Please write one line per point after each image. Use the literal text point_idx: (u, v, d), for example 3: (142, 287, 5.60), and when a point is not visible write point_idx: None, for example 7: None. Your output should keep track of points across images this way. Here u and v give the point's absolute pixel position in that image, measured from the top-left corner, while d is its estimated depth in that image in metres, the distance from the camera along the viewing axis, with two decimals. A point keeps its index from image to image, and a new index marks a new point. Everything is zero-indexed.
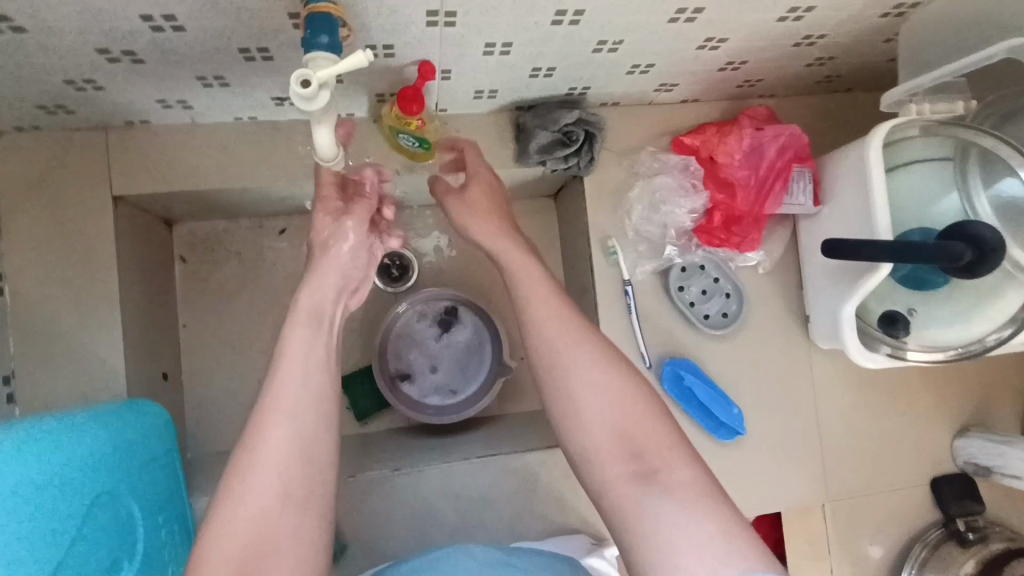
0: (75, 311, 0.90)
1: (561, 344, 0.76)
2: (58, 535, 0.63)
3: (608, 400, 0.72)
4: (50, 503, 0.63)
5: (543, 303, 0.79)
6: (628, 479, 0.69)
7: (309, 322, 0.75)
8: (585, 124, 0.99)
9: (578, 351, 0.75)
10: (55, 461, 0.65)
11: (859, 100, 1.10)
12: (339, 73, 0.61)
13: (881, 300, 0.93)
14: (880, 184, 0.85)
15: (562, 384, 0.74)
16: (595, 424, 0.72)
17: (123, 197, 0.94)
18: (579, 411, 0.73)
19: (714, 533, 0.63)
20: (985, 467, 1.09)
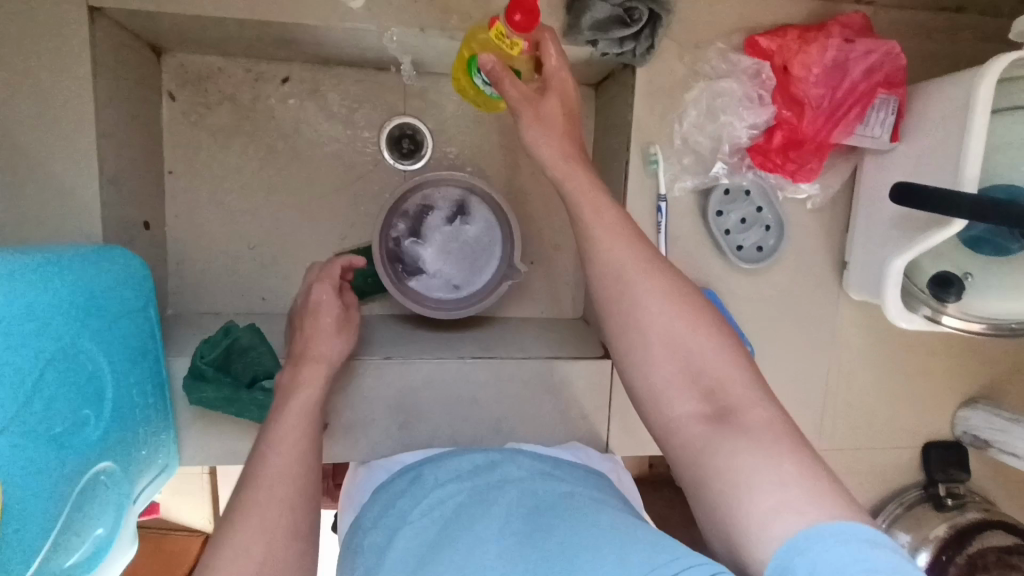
0: (46, 137, 0.79)
1: (636, 284, 0.66)
2: (17, 383, 0.57)
3: (669, 325, 0.64)
4: (8, 349, 0.56)
5: (626, 245, 0.68)
6: (704, 435, 0.60)
7: None
8: (651, 2, 0.84)
9: (651, 300, 0.65)
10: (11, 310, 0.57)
11: (966, 23, 0.95)
12: None
13: (937, 259, 0.85)
14: (983, 125, 0.74)
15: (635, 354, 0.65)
16: (670, 374, 0.64)
17: (102, 9, 0.79)
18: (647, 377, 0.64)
19: (803, 476, 0.54)
20: (982, 440, 1.05)
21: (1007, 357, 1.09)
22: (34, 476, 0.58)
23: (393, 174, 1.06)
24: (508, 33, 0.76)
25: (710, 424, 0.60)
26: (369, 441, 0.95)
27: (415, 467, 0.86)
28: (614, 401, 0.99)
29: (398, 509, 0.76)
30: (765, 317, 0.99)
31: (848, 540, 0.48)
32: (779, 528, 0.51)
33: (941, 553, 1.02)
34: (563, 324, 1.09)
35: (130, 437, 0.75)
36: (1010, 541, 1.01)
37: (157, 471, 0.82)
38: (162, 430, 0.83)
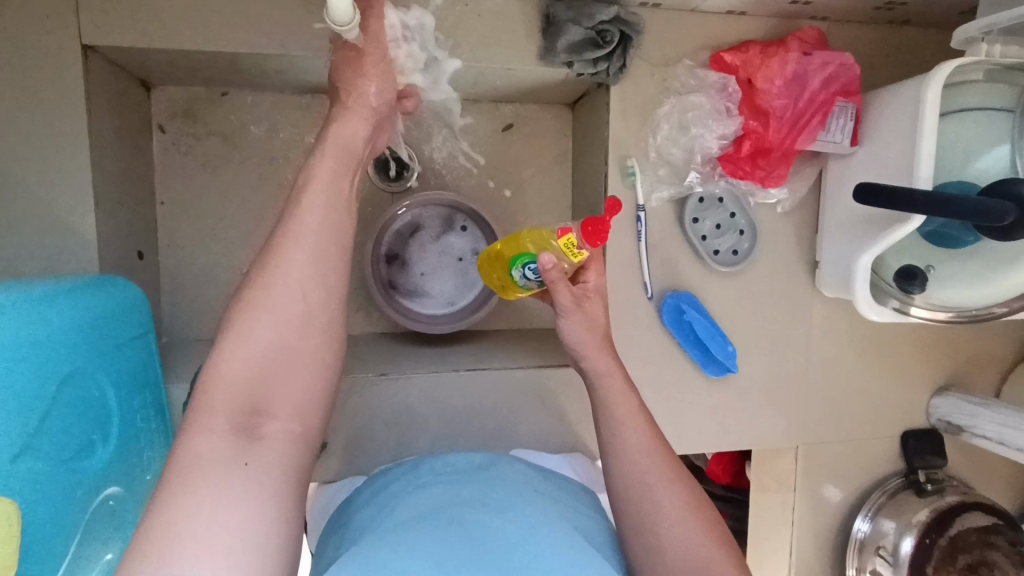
0: (44, 171, 0.81)
1: (643, 449, 0.82)
2: (28, 407, 0.58)
3: (648, 466, 0.80)
4: (18, 374, 0.58)
5: (638, 431, 0.83)
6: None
7: (304, 216, 0.68)
8: (622, 24, 0.90)
9: (653, 464, 0.80)
10: (22, 334, 0.59)
11: (913, 34, 1.02)
12: None
13: (900, 254, 0.89)
14: (933, 128, 0.80)
15: (653, 490, 0.79)
16: (670, 515, 0.77)
17: (95, 47, 0.82)
18: (656, 516, 0.77)
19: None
20: (957, 425, 1.10)
21: (975, 347, 1.15)
22: (45, 498, 0.59)
23: (380, 194, 1.09)
24: (579, 246, 0.86)
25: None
26: (368, 455, 0.97)
27: (396, 467, 0.90)
28: None
29: (392, 490, 0.83)
30: (744, 318, 1.04)
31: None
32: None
33: (925, 536, 1.04)
34: (553, 334, 1.13)
35: (135, 462, 0.76)
36: (987, 520, 1.05)
37: None
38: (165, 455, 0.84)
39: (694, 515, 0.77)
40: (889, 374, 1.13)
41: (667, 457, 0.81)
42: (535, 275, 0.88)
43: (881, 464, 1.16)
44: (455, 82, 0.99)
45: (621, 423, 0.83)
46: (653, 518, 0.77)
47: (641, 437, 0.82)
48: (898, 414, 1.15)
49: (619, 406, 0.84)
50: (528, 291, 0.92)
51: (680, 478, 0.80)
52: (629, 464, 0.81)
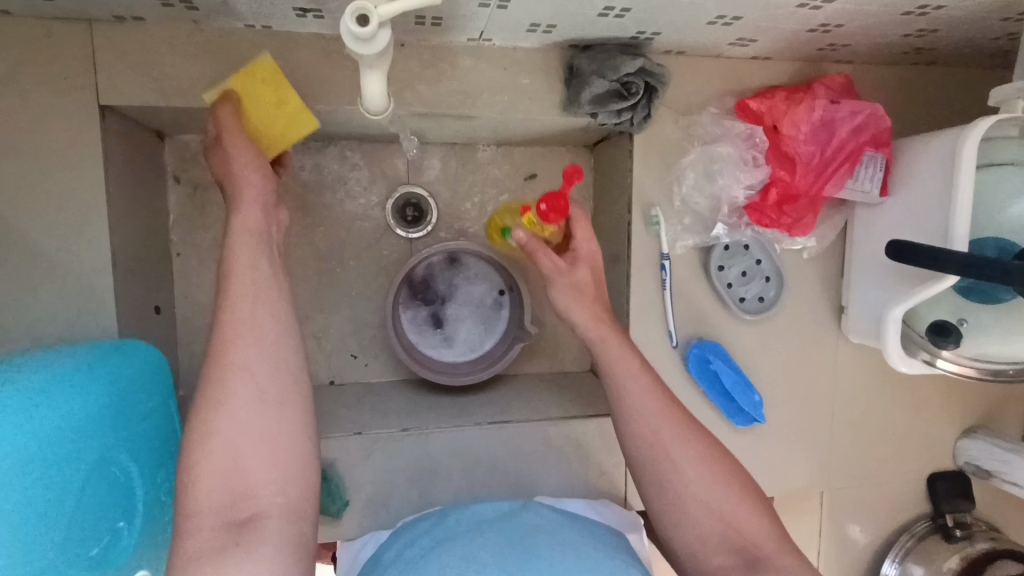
0: (62, 234, 0.79)
1: (682, 448, 0.76)
2: (47, 504, 0.56)
3: (694, 473, 0.74)
4: (37, 471, 0.56)
5: (644, 399, 0.78)
6: (732, 567, 0.69)
7: None
8: (646, 75, 0.88)
9: (683, 456, 0.75)
10: (45, 423, 0.57)
11: (939, 76, 1.00)
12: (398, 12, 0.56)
13: (932, 307, 0.88)
14: (970, 185, 0.78)
15: (678, 457, 0.75)
16: (697, 489, 0.73)
17: (112, 105, 0.81)
18: (682, 493, 0.74)
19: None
20: (986, 469, 1.08)
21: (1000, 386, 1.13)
22: None
23: (398, 241, 1.08)
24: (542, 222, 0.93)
25: (737, 563, 0.69)
26: (390, 512, 0.95)
27: (418, 523, 0.88)
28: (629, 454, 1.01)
29: (420, 545, 0.81)
30: (771, 365, 1.02)
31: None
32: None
33: None
34: (574, 378, 1.11)
35: (157, 539, 0.74)
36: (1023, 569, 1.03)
37: None
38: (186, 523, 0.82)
39: (722, 481, 0.74)
40: (915, 416, 1.11)
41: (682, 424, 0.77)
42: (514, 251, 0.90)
43: (908, 506, 1.14)
44: (476, 129, 0.97)
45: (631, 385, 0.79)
46: (678, 495, 0.74)
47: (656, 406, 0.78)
48: (925, 457, 1.13)
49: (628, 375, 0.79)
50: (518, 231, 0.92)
51: (697, 443, 0.76)
52: (648, 447, 0.76)
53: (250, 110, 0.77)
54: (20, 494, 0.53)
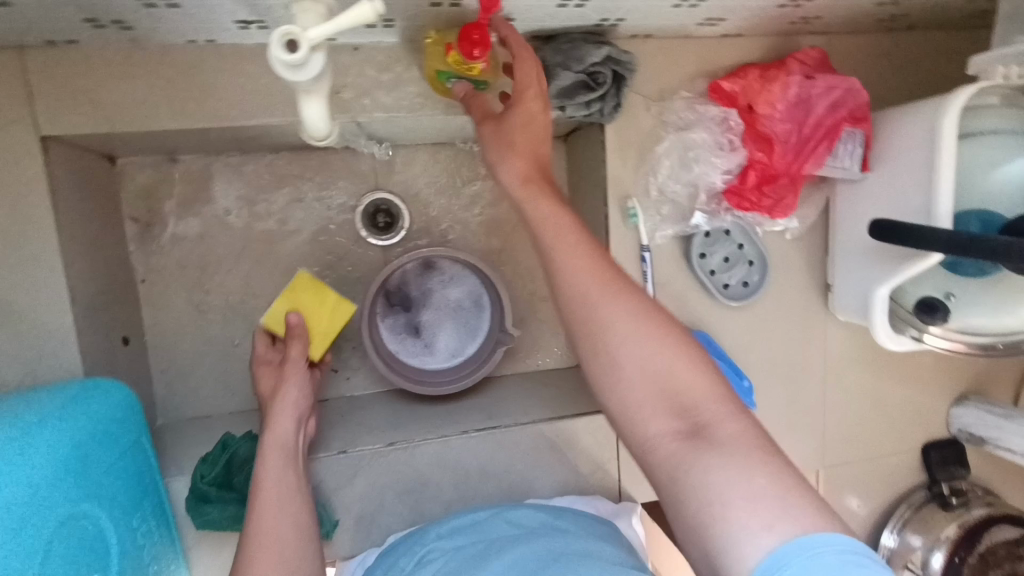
0: (16, 276, 0.76)
1: (637, 346, 0.60)
2: (32, 560, 0.55)
3: (650, 364, 0.59)
4: (19, 530, 0.54)
5: (576, 255, 0.63)
6: (676, 445, 0.56)
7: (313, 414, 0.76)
8: (614, 64, 0.84)
9: (643, 349, 0.60)
10: (17, 483, 0.55)
11: (914, 42, 0.97)
12: (334, 29, 0.51)
13: (918, 283, 0.86)
14: (950, 160, 0.75)
15: (609, 336, 0.60)
16: (628, 364, 0.60)
17: (54, 136, 0.76)
18: (616, 371, 0.60)
19: (776, 493, 0.51)
20: (979, 437, 1.08)
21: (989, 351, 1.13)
22: None
23: (371, 249, 1.05)
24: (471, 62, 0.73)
25: (685, 435, 0.57)
26: (382, 527, 0.93)
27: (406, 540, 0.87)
28: (621, 449, 1.00)
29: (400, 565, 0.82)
30: (759, 349, 1.01)
31: (826, 553, 0.47)
32: (750, 544, 0.49)
33: (955, 555, 1.04)
34: (561, 375, 1.09)
35: None
36: (1016, 533, 1.05)
37: None
38: (171, 558, 0.81)
39: (669, 351, 0.60)
40: (906, 387, 1.11)
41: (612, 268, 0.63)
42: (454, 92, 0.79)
43: (904, 477, 1.14)
44: (441, 130, 0.94)
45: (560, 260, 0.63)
46: (612, 378, 0.60)
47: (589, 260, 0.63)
48: (918, 427, 1.13)
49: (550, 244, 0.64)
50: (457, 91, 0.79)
51: (629, 295, 0.62)
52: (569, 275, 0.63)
53: (311, 324, 0.90)
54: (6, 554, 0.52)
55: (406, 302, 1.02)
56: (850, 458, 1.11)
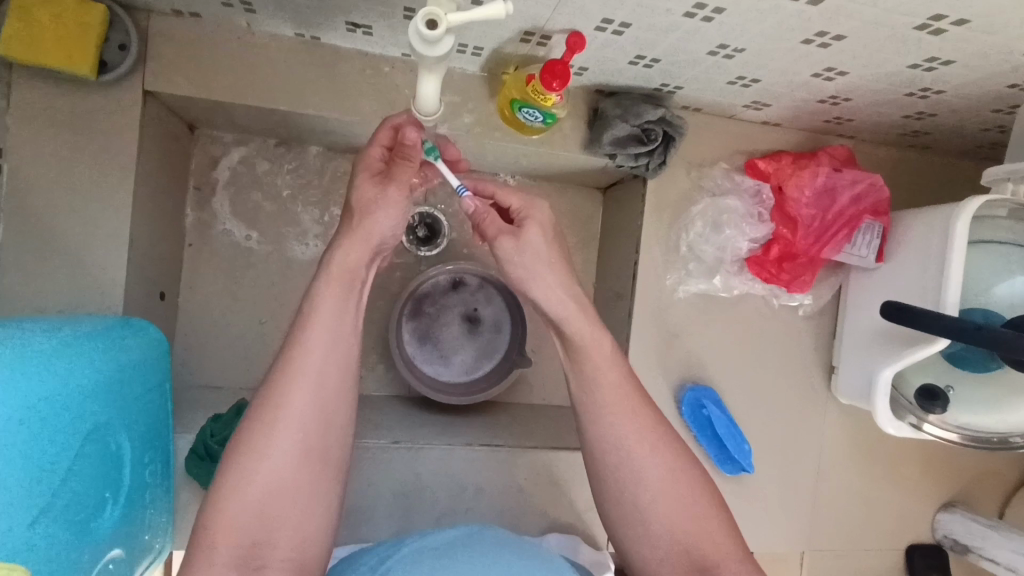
0: (88, 214, 0.81)
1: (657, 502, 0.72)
2: (53, 459, 0.57)
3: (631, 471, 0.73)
4: (50, 428, 0.56)
5: (604, 401, 0.75)
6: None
7: (323, 359, 0.68)
8: (666, 125, 0.93)
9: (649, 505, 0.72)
10: (52, 386, 0.57)
11: (931, 158, 1.07)
12: (472, 19, 0.57)
13: (921, 372, 0.91)
14: (960, 259, 0.83)
15: (636, 497, 0.73)
16: (288, 532, 0.64)
17: (155, 92, 0.84)
18: (248, 481, 0.63)
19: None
20: (963, 544, 1.08)
21: (980, 465, 1.15)
22: (51, 563, 0.56)
23: (407, 256, 1.10)
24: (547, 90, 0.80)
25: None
26: (369, 526, 0.93)
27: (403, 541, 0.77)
28: None
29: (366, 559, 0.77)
30: (758, 415, 1.04)
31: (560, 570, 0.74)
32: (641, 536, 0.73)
33: None
34: (564, 412, 1.12)
35: (138, 521, 0.73)
36: None
37: (154, 555, 0.78)
38: (165, 506, 0.80)
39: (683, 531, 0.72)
40: (896, 485, 1.12)
41: (344, 322, 0.69)
42: (538, 118, 0.86)
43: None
44: (497, 159, 1.03)
45: (586, 411, 0.75)
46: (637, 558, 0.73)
47: (333, 337, 0.69)
48: (904, 528, 1.13)
49: (597, 409, 0.75)
50: (538, 129, 0.90)
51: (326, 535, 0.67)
52: (257, 419, 0.65)
53: None
54: (24, 443, 0.53)
55: (444, 319, 1.08)
56: (836, 546, 1.10)
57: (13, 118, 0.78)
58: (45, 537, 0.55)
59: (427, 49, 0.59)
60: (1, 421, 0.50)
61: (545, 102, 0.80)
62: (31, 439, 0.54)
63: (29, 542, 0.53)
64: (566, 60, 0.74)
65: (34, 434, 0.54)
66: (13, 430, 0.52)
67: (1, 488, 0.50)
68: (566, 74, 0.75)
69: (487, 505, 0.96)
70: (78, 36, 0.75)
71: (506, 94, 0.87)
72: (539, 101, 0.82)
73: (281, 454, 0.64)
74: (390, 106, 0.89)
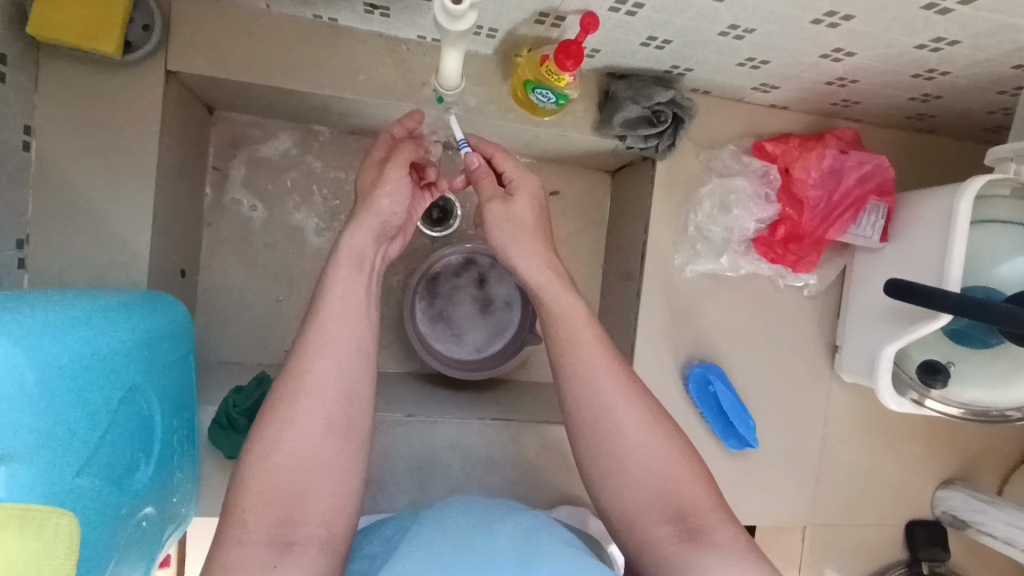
0: (113, 191, 0.84)
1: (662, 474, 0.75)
2: (91, 420, 0.59)
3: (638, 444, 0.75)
4: (88, 391, 0.59)
5: (615, 373, 0.77)
6: None
7: (346, 329, 0.72)
8: (676, 107, 0.94)
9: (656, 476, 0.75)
10: (90, 351, 0.59)
11: (936, 141, 1.09)
12: None
13: (924, 348, 0.93)
14: (963, 237, 0.84)
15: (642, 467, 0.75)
16: (322, 497, 0.66)
17: (176, 73, 0.86)
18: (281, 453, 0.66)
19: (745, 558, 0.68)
20: (962, 519, 1.10)
21: (980, 443, 1.17)
22: (92, 518, 0.59)
23: (420, 237, 1.12)
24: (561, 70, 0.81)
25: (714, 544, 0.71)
26: (384, 497, 0.96)
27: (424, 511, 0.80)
28: None
29: (390, 526, 0.80)
30: (763, 393, 1.07)
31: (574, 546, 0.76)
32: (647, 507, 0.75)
33: None
34: None
35: (167, 486, 0.75)
36: None
37: (180, 522, 0.81)
38: (191, 474, 0.83)
39: None
40: (897, 462, 1.14)
41: (365, 292, 0.73)
42: (550, 98, 0.88)
43: (884, 551, 1.16)
44: (509, 140, 1.04)
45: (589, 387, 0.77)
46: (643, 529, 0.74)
47: (354, 318, 0.73)
48: (904, 504, 1.15)
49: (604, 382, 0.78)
50: (551, 111, 0.92)
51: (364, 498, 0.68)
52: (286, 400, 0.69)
53: None
54: (67, 402, 0.56)
55: (457, 298, 1.10)
56: (838, 521, 1.13)
57: (39, 98, 0.80)
58: (86, 493, 0.58)
59: (451, 23, 0.63)
60: (44, 379, 0.53)
61: (558, 82, 0.82)
62: (71, 400, 0.56)
63: (71, 498, 0.56)
64: (580, 40, 0.76)
65: (74, 394, 0.57)
66: (54, 389, 0.54)
67: (44, 443, 0.53)
68: (580, 54, 0.77)
69: (498, 478, 0.99)
70: (109, 16, 0.77)
71: (519, 75, 0.89)
72: (552, 81, 0.83)
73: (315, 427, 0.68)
74: (406, 86, 0.91)
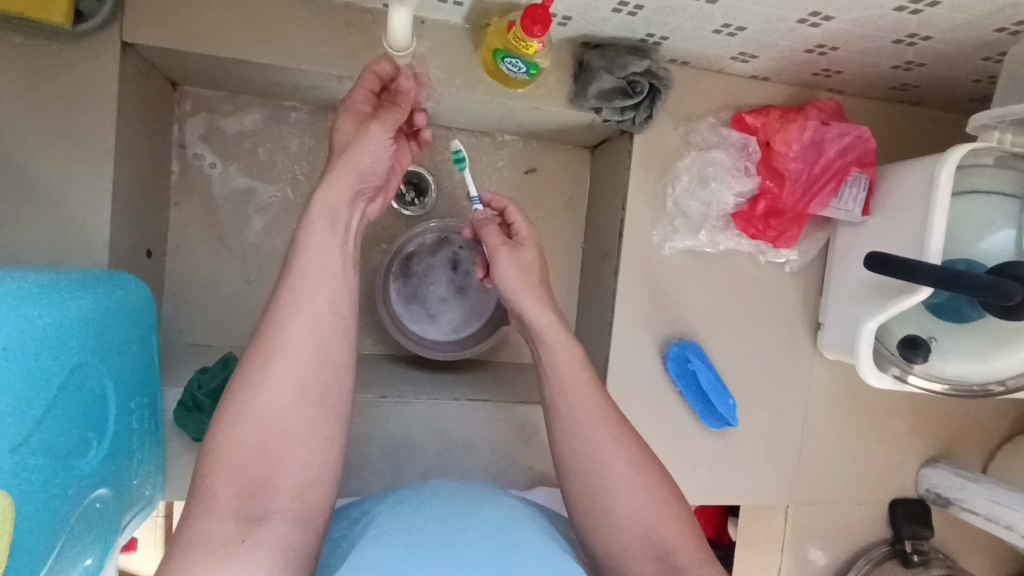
0: (69, 168, 0.81)
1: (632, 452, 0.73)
2: (36, 398, 0.57)
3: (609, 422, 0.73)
4: (33, 369, 0.57)
5: None
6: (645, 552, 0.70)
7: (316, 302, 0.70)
8: (652, 77, 0.92)
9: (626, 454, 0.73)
10: (35, 327, 0.57)
11: (921, 112, 1.06)
12: None
13: (905, 323, 0.91)
14: (944, 208, 0.82)
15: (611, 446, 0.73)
16: (286, 477, 0.64)
17: (133, 45, 0.83)
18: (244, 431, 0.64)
19: None
20: (945, 497, 1.09)
21: (964, 420, 1.16)
22: (38, 499, 0.58)
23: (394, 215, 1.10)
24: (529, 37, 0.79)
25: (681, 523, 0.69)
26: (356, 479, 0.95)
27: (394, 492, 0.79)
28: None
29: (360, 508, 0.79)
30: (743, 371, 1.05)
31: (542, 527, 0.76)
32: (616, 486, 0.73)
33: None
34: None
35: (125, 467, 0.74)
36: None
37: (142, 504, 0.80)
38: (154, 456, 0.81)
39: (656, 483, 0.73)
40: (880, 440, 1.13)
41: (326, 269, 0.71)
42: (520, 68, 0.85)
43: (866, 530, 1.15)
44: (483, 115, 1.02)
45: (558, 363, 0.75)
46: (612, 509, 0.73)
47: (323, 295, 0.70)
48: (887, 482, 1.14)
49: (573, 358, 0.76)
50: (523, 82, 0.89)
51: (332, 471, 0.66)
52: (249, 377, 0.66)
53: None
54: (8, 379, 0.54)
55: (433, 277, 1.08)
56: (819, 500, 1.12)
57: None
58: (30, 473, 0.57)
59: None
60: None
61: (527, 50, 0.79)
62: (13, 377, 0.55)
63: (15, 477, 0.55)
64: (547, 5, 0.73)
65: (16, 372, 0.55)
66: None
67: None
68: (547, 19, 0.74)
69: (473, 459, 0.98)
70: None
71: (488, 44, 0.86)
72: (521, 49, 0.81)
73: (278, 405, 0.66)
74: (372, 57, 0.88)
